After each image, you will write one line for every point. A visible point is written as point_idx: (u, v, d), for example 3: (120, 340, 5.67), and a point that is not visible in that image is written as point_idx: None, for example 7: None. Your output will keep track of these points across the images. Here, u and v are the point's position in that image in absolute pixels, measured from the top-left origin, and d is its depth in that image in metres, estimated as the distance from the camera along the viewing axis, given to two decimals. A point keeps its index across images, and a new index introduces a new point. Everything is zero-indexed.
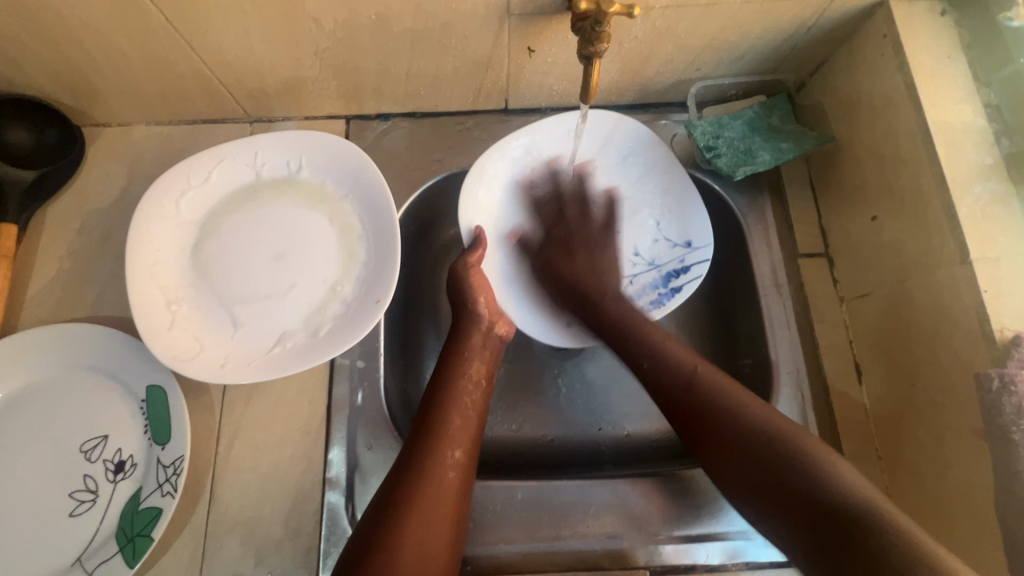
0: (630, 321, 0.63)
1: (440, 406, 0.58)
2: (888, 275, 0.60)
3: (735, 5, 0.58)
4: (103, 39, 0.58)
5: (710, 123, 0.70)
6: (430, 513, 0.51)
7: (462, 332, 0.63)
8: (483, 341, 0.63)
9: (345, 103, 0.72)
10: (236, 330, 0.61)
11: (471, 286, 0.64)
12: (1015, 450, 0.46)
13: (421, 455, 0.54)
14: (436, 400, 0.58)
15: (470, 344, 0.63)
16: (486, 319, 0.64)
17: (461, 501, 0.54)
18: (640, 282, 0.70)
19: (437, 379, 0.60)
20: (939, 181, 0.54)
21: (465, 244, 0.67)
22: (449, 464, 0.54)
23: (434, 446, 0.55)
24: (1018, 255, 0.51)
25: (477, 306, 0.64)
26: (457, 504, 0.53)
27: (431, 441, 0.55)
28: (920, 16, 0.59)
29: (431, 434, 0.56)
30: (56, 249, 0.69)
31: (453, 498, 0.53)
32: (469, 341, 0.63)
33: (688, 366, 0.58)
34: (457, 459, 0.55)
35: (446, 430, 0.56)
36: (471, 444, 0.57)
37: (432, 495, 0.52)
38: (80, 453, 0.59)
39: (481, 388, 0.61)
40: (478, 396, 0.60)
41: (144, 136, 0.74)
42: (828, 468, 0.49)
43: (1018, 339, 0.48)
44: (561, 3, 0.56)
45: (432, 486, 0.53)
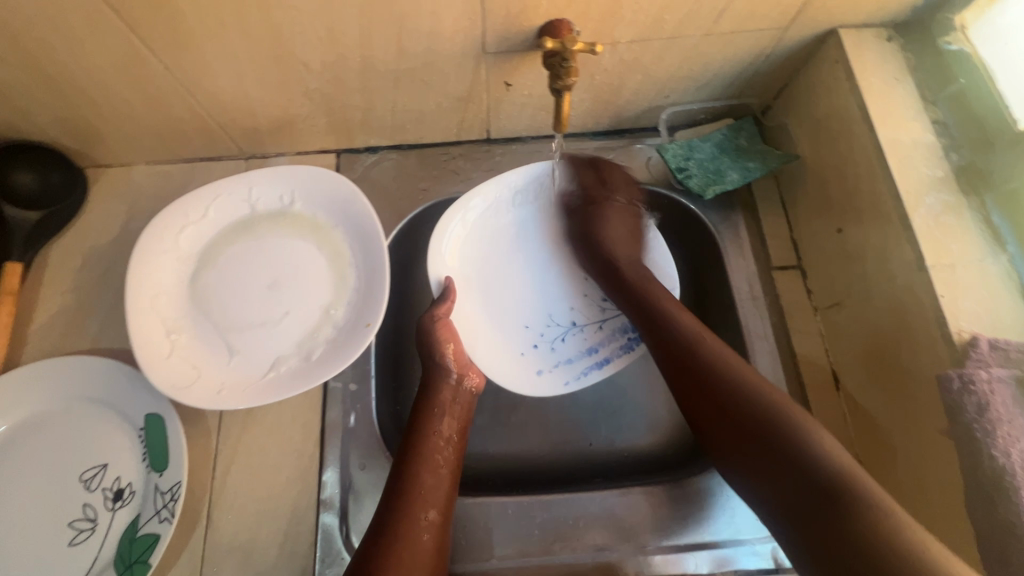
0: (705, 341, 0.58)
1: (415, 463, 0.57)
2: (855, 285, 0.63)
3: (695, 37, 0.62)
4: (106, 87, 0.62)
5: (681, 146, 0.75)
6: None
7: (432, 383, 0.63)
8: (453, 394, 0.63)
9: (335, 138, 0.76)
10: (232, 357, 0.64)
11: (438, 336, 0.65)
12: (979, 447, 0.48)
13: (393, 519, 0.53)
14: (410, 455, 0.57)
15: (441, 399, 0.62)
16: (456, 372, 0.64)
17: (437, 559, 0.53)
18: (609, 327, 0.74)
19: (408, 436, 0.60)
20: (894, 193, 0.57)
21: (433, 296, 0.69)
22: (423, 526, 0.54)
23: (406, 507, 0.54)
24: (971, 261, 0.54)
25: (445, 355, 0.64)
26: (435, 565, 0.53)
27: (408, 500, 0.54)
28: (868, 43, 0.63)
29: (406, 492, 0.55)
30: (59, 286, 0.72)
31: (428, 563, 0.52)
32: (439, 395, 0.62)
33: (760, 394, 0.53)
34: (432, 519, 0.54)
35: (421, 487, 0.56)
36: (446, 502, 0.56)
37: (407, 561, 0.51)
38: (79, 482, 0.61)
39: (453, 444, 0.61)
40: (450, 452, 0.60)
41: (144, 175, 0.77)
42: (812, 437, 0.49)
43: (976, 340, 0.51)
44: (533, 41, 0.61)
45: (405, 552, 0.51)
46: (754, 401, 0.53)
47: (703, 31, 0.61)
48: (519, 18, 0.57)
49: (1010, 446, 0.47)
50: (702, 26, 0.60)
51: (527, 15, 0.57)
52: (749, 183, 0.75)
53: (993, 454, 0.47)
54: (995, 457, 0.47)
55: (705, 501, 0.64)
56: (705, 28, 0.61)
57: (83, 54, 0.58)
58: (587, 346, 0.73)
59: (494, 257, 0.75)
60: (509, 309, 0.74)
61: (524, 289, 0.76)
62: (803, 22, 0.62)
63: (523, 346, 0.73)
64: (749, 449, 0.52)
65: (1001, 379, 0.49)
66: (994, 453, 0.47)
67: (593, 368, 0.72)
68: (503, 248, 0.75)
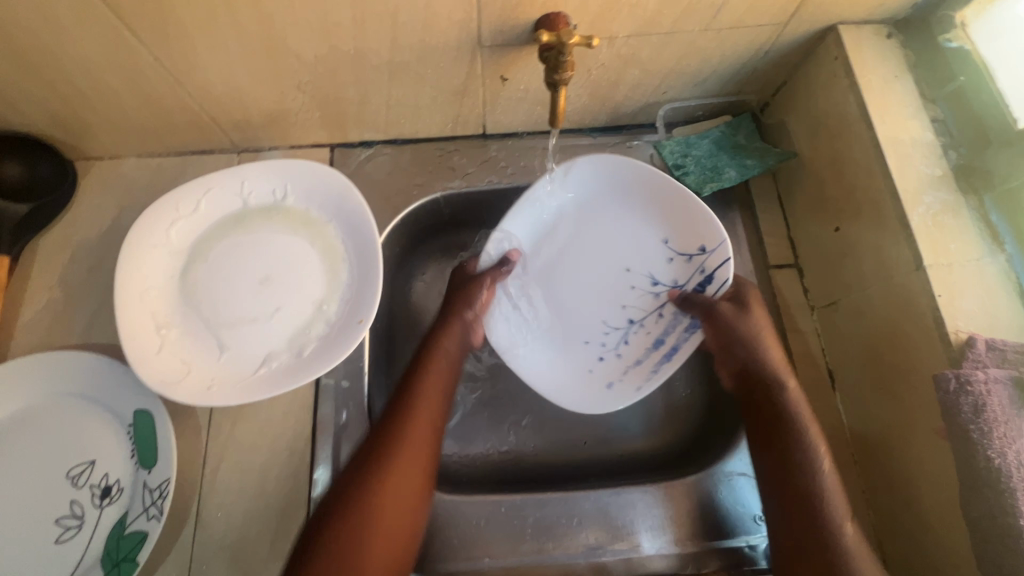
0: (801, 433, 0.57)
1: (412, 403, 0.58)
2: (852, 284, 0.63)
3: (693, 32, 0.61)
4: (94, 78, 0.61)
5: (678, 142, 0.74)
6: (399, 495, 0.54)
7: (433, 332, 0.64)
8: (452, 348, 0.64)
9: (329, 132, 0.75)
10: (223, 353, 0.63)
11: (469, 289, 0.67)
12: (974, 448, 0.48)
13: (393, 437, 0.56)
14: (408, 397, 0.59)
15: (440, 353, 0.63)
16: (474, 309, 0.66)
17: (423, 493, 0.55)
18: (669, 313, 0.68)
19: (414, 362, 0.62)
20: (892, 192, 0.57)
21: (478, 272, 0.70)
22: (421, 447, 0.56)
23: (405, 426, 0.57)
24: (969, 261, 0.54)
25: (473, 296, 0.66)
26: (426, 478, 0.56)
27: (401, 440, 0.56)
28: (867, 40, 0.63)
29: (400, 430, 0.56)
30: (47, 280, 0.71)
31: (423, 479, 0.55)
32: (449, 326, 0.64)
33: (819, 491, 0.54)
34: (419, 463, 0.56)
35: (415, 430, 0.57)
36: (434, 448, 0.57)
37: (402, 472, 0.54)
38: (66, 479, 0.60)
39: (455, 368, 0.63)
40: (448, 382, 0.62)
41: (135, 168, 0.76)
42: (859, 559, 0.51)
43: (973, 340, 0.50)
44: (529, 35, 0.60)
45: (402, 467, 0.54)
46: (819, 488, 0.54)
47: (702, 26, 0.60)
48: (514, 12, 0.57)
49: (1006, 447, 0.47)
50: (700, 21, 0.60)
51: (523, 9, 0.56)
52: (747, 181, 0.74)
53: (989, 455, 0.47)
54: (991, 458, 0.47)
55: (700, 501, 0.63)
56: (703, 24, 0.60)
57: (70, 44, 0.57)
58: (652, 341, 0.68)
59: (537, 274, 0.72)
60: (562, 325, 0.71)
61: (575, 297, 0.72)
62: (803, 18, 0.61)
63: (587, 364, 0.69)
64: (803, 535, 0.53)
65: (997, 380, 0.48)
66: (990, 453, 0.47)
67: (662, 362, 0.67)
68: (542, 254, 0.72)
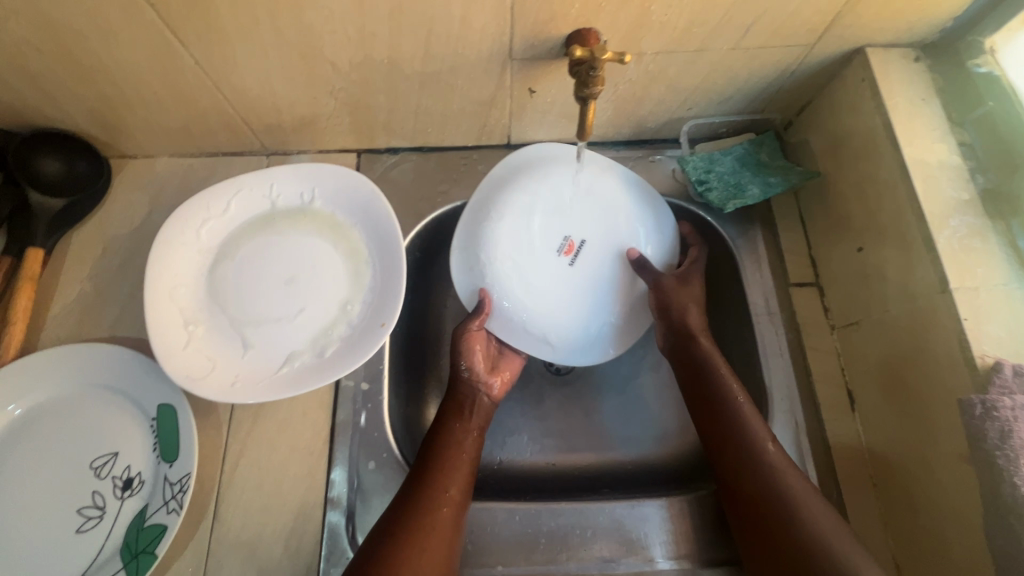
0: (716, 370, 0.63)
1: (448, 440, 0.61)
2: (874, 304, 0.63)
3: (721, 51, 0.62)
4: (136, 79, 0.63)
5: (702, 159, 0.74)
6: (426, 545, 0.53)
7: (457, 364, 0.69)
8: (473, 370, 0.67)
9: (357, 138, 0.76)
10: (247, 351, 0.64)
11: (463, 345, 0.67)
12: (1000, 474, 0.48)
13: (421, 490, 0.56)
14: (438, 451, 0.60)
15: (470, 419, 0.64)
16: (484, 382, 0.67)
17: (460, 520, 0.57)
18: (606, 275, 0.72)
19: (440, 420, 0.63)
20: (918, 214, 0.57)
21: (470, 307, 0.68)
22: (445, 501, 0.56)
23: (432, 482, 0.57)
24: (996, 285, 0.54)
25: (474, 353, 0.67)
26: (453, 534, 0.55)
27: (437, 480, 0.57)
28: (894, 63, 0.63)
29: (438, 467, 0.58)
30: (79, 273, 0.72)
31: (449, 531, 0.55)
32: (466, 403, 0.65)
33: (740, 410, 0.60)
34: (454, 497, 0.57)
35: (436, 509, 0.56)
36: (467, 483, 0.59)
37: (429, 524, 0.54)
38: (89, 470, 0.61)
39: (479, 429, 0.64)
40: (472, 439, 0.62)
41: (167, 167, 0.78)
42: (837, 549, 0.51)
43: (999, 365, 0.50)
44: (560, 49, 0.61)
45: (429, 518, 0.55)
46: (748, 433, 0.58)
47: (730, 45, 0.61)
48: (547, 27, 0.58)
49: None
50: (729, 40, 0.61)
51: (555, 24, 0.57)
52: (768, 199, 0.74)
53: (1015, 482, 0.47)
54: (1018, 485, 0.47)
55: (716, 517, 0.63)
56: (732, 43, 0.61)
57: (116, 47, 0.58)
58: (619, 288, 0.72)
59: (506, 257, 0.69)
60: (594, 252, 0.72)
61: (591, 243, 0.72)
62: (830, 40, 0.62)
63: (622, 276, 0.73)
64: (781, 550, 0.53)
65: None
66: (1017, 481, 0.47)
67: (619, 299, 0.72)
68: (527, 258, 0.70)
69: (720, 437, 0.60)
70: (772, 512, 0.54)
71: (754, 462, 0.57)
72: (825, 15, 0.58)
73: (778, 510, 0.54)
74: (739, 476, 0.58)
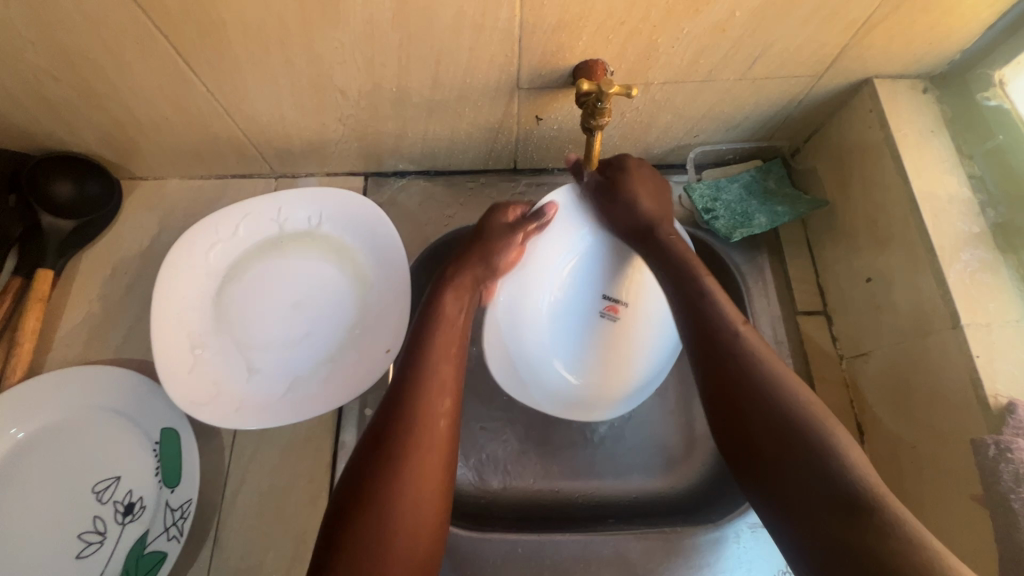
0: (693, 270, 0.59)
1: (423, 416, 0.51)
2: (884, 335, 0.62)
3: (728, 81, 0.62)
4: (150, 106, 0.64)
5: (709, 186, 0.74)
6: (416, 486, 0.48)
7: (428, 338, 0.57)
8: (455, 313, 0.60)
9: (365, 162, 0.77)
10: (251, 375, 0.64)
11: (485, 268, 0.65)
12: (1016, 519, 0.47)
13: (398, 438, 0.49)
14: (410, 402, 0.51)
15: (440, 377, 0.54)
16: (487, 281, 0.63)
17: (449, 466, 0.50)
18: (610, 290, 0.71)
19: (412, 357, 0.55)
20: (928, 247, 0.57)
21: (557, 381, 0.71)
22: (423, 478, 0.48)
23: (407, 446, 0.49)
24: (1008, 322, 0.53)
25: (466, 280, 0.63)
26: (448, 469, 0.50)
27: (414, 449, 0.49)
28: (903, 94, 0.63)
29: (413, 445, 0.49)
30: (87, 294, 0.73)
31: (447, 447, 0.51)
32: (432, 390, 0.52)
33: (731, 322, 0.54)
34: (433, 473, 0.49)
35: (425, 441, 0.50)
36: (443, 472, 0.50)
37: (421, 442, 0.49)
38: (91, 494, 0.61)
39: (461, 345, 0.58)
40: (446, 405, 0.52)
41: (177, 189, 0.79)
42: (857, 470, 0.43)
43: (1013, 406, 0.49)
44: (567, 78, 0.61)
45: (420, 437, 0.50)
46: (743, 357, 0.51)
47: (737, 76, 0.61)
48: (554, 58, 0.58)
49: None
50: (735, 71, 0.61)
51: (563, 55, 0.58)
52: (776, 226, 0.74)
53: None
54: None
55: (719, 552, 0.62)
56: (738, 74, 0.61)
57: (130, 75, 0.59)
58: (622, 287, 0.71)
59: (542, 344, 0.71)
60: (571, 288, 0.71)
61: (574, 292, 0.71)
62: (838, 70, 0.62)
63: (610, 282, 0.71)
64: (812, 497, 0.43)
65: None
66: None
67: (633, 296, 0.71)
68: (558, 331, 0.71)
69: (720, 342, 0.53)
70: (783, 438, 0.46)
71: (750, 374, 0.50)
72: (833, 46, 0.58)
73: (794, 438, 0.46)
74: (739, 403, 0.49)
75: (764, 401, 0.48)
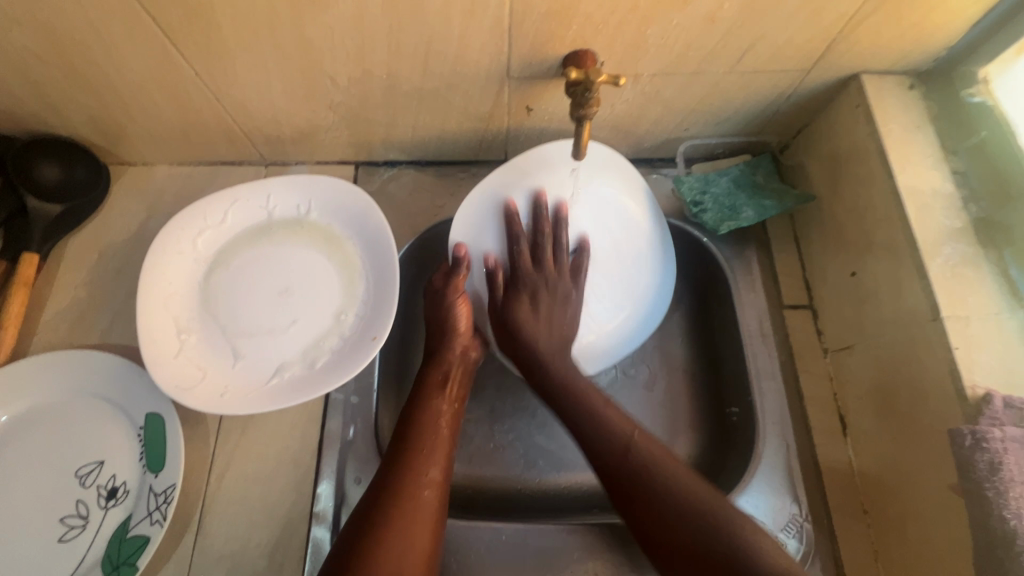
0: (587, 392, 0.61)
1: (408, 487, 0.56)
2: (867, 329, 0.63)
3: (717, 74, 0.63)
4: (138, 89, 0.64)
5: (698, 179, 0.74)
6: (402, 549, 0.52)
7: (426, 402, 0.62)
8: (439, 379, 0.64)
9: (356, 150, 0.77)
10: (237, 361, 0.64)
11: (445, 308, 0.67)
12: (989, 506, 0.47)
13: (384, 506, 0.54)
14: (393, 475, 0.56)
15: (423, 448, 0.59)
16: (462, 344, 0.67)
17: (437, 527, 0.55)
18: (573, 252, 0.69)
19: (400, 430, 0.60)
20: (911, 242, 0.57)
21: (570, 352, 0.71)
22: (413, 540, 0.53)
23: (392, 515, 0.54)
24: (987, 315, 0.54)
25: (450, 337, 0.66)
26: (434, 526, 0.55)
27: (397, 520, 0.53)
28: (889, 90, 0.64)
29: (398, 513, 0.54)
30: (73, 279, 0.73)
31: (433, 512, 0.55)
32: (416, 461, 0.57)
33: (625, 433, 0.58)
34: (421, 534, 0.54)
35: (408, 509, 0.54)
36: (431, 532, 0.55)
37: (407, 510, 0.54)
38: (74, 478, 0.61)
39: (452, 410, 0.63)
40: (434, 474, 0.57)
41: (166, 175, 0.78)
42: (756, 543, 0.50)
43: (989, 396, 0.50)
44: (557, 69, 0.62)
45: (407, 505, 0.55)
46: (648, 454, 0.56)
47: (725, 69, 0.62)
48: (543, 48, 0.59)
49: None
50: (724, 64, 0.61)
51: (553, 44, 0.58)
52: (763, 220, 0.74)
53: (1004, 516, 0.46)
54: (1006, 518, 0.46)
55: None
56: (727, 67, 0.62)
57: (117, 58, 0.59)
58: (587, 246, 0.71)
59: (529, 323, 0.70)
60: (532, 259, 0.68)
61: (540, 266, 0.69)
62: (826, 66, 0.63)
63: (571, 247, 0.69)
64: None
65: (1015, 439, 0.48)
66: (1006, 514, 0.46)
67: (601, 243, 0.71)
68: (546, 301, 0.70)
69: (631, 466, 0.56)
70: (699, 537, 0.51)
71: (673, 494, 0.53)
72: (820, 40, 0.59)
73: (696, 521, 0.52)
74: (645, 479, 0.55)
75: (664, 504, 0.53)
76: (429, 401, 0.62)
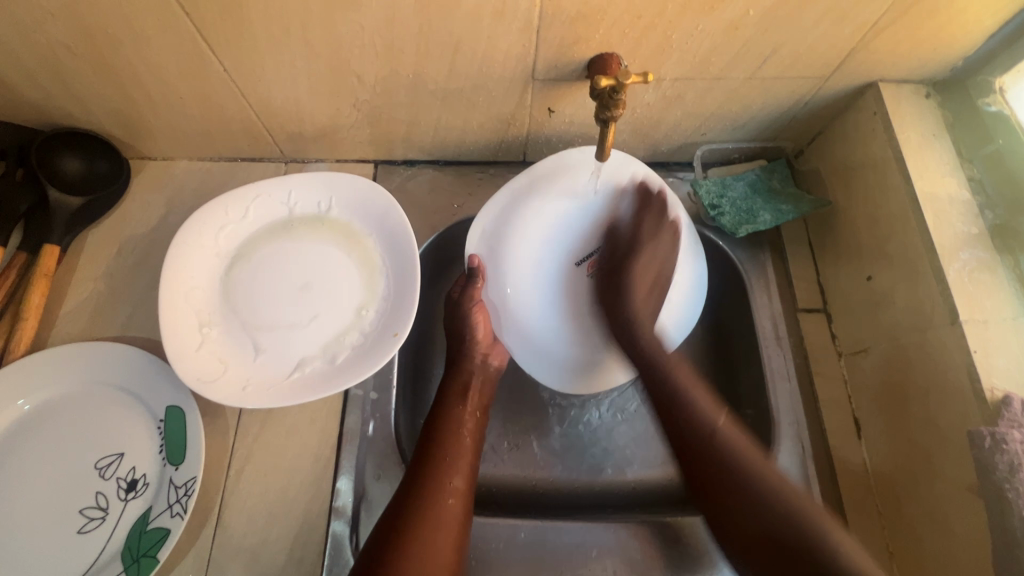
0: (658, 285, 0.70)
1: (433, 493, 0.56)
2: (881, 332, 0.64)
3: (738, 79, 0.64)
4: (165, 84, 0.64)
5: (715, 183, 0.75)
6: (429, 554, 0.53)
7: (448, 409, 0.63)
8: (462, 387, 0.66)
9: (376, 149, 0.78)
10: (258, 355, 0.64)
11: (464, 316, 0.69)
12: (1010, 507, 0.48)
13: (409, 512, 0.55)
14: (417, 481, 0.57)
15: (447, 456, 0.60)
16: (481, 352, 0.68)
17: (462, 534, 0.56)
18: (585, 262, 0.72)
19: (424, 438, 0.61)
20: (928, 246, 0.58)
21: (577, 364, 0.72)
22: (439, 546, 0.54)
23: (418, 521, 0.54)
24: (1004, 319, 0.55)
25: (469, 346, 0.68)
26: (459, 532, 0.56)
27: (423, 526, 0.54)
28: (906, 99, 0.65)
29: (423, 518, 0.54)
30: (93, 271, 0.73)
31: (458, 519, 0.56)
32: (440, 468, 0.58)
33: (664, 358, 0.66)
34: (447, 540, 0.54)
35: (434, 516, 0.55)
36: (457, 537, 0.55)
37: (432, 516, 0.55)
38: (94, 470, 0.61)
39: (475, 418, 0.64)
40: (458, 480, 0.58)
41: (186, 170, 0.79)
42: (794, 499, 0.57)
43: (1008, 398, 0.51)
44: (581, 71, 0.62)
45: (433, 511, 0.55)
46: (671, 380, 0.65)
47: (747, 74, 0.63)
48: (569, 50, 0.59)
49: None
50: (746, 69, 0.62)
51: (579, 47, 0.59)
52: (778, 225, 0.75)
53: None
54: None
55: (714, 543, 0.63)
56: (749, 72, 0.63)
57: (148, 53, 0.60)
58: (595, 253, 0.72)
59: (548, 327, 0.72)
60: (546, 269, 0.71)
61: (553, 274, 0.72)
62: (845, 73, 0.64)
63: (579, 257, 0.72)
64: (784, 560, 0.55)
65: None
66: None
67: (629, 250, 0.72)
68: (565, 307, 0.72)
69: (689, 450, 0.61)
70: (726, 472, 0.59)
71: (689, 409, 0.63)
72: (842, 48, 0.60)
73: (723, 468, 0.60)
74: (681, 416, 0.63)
75: (704, 452, 0.61)
76: (451, 409, 0.64)
